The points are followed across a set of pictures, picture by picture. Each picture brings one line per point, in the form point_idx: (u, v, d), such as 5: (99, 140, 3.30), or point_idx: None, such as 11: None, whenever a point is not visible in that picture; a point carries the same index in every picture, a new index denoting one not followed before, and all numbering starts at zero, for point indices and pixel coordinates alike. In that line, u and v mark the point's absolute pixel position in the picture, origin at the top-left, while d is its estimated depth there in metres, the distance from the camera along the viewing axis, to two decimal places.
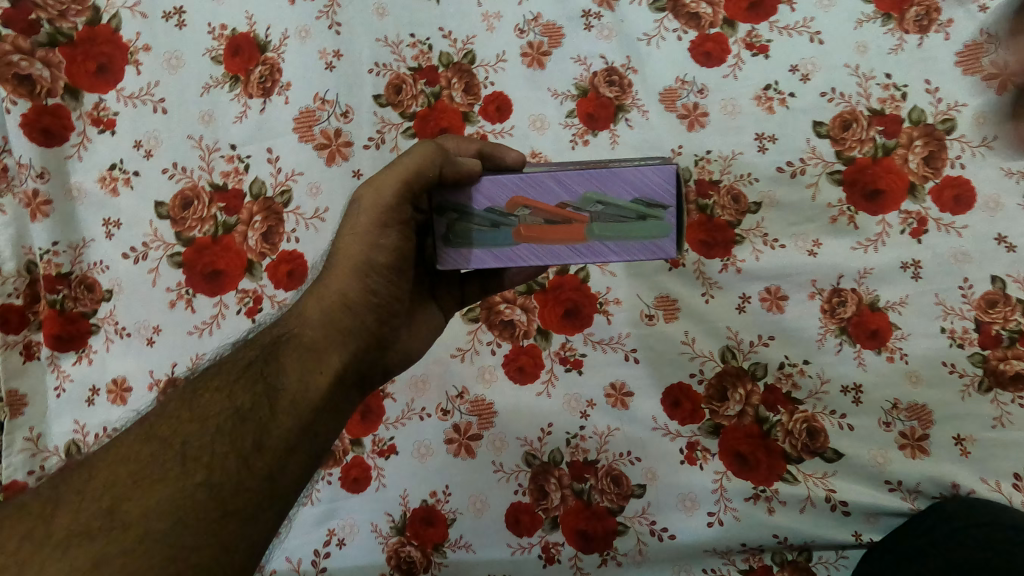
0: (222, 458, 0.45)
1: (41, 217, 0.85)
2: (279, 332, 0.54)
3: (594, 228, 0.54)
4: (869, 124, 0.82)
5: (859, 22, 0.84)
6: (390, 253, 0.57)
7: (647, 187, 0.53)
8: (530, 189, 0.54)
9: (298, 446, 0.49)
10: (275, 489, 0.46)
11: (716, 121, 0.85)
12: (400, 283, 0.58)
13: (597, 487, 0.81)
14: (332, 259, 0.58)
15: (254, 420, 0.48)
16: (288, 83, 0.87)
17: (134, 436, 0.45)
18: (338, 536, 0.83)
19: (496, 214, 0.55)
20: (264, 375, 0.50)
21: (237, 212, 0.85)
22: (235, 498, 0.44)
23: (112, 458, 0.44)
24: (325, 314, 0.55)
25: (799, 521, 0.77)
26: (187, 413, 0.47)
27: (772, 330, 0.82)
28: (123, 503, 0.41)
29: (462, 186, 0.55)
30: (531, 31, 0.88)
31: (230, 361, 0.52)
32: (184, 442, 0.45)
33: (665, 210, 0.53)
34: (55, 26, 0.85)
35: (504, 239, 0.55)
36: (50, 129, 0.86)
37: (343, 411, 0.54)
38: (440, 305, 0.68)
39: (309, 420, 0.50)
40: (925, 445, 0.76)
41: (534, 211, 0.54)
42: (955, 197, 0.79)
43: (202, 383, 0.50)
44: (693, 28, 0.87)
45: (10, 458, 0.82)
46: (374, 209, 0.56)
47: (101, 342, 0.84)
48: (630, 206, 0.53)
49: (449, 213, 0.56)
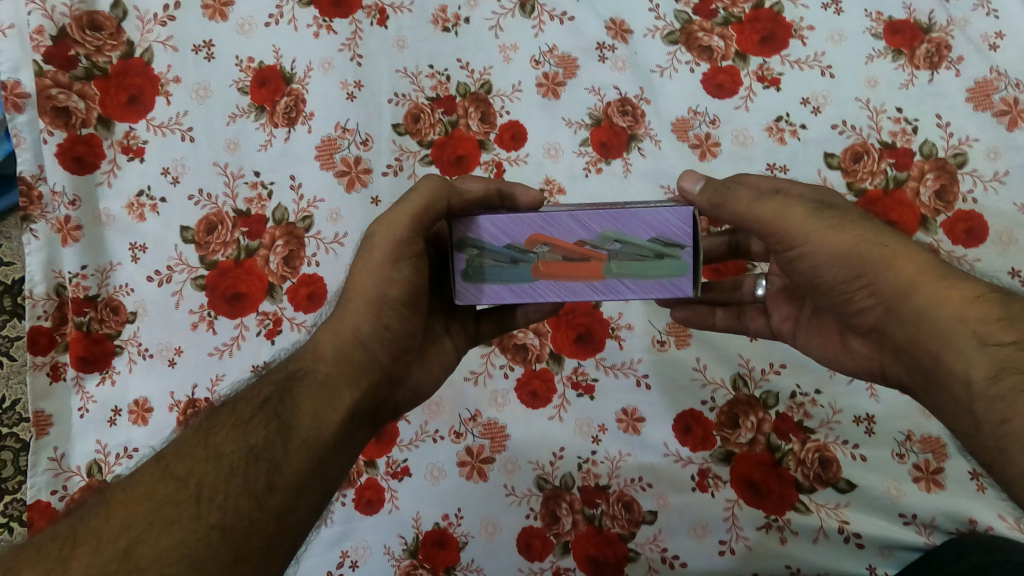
0: (236, 498, 0.46)
1: (72, 241, 0.88)
2: (293, 369, 0.56)
3: (612, 266, 0.56)
4: (880, 156, 0.83)
5: (871, 56, 0.86)
6: (404, 287, 0.58)
7: (666, 228, 0.55)
8: (549, 228, 0.56)
9: (308, 485, 0.50)
10: (285, 529, 0.48)
11: (727, 152, 0.86)
12: (413, 317, 0.60)
13: (609, 513, 0.82)
14: (346, 295, 0.59)
15: (267, 458, 0.49)
16: (312, 112, 0.89)
17: (149, 474, 0.47)
18: (351, 558, 0.83)
19: (516, 250, 0.56)
20: (278, 413, 0.52)
21: (259, 237, 0.87)
22: (248, 539, 0.46)
23: (129, 495, 0.45)
24: (337, 350, 0.57)
25: (811, 552, 0.77)
26: (202, 453, 0.48)
27: (783, 358, 0.83)
28: (140, 544, 0.43)
29: (482, 223, 0.56)
30: (547, 62, 0.91)
31: (244, 398, 0.53)
32: (199, 481, 0.47)
33: (682, 249, 0.55)
34: (91, 60, 0.89)
35: (524, 276, 0.57)
36: (83, 158, 0.88)
37: (353, 448, 0.56)
38: (451, 337, 0.68)
39: (321, 458, 0.52)
40: (940, 478, 0.77)
41: (553, 248, 0.56)
42: (967, 230, 0.80)
43: (216, 420, 0.51)
44: (705, 61, 0.89)
45: (35, 477, 0.84)
46: (387, 243, 0.58)
47: (124, 362, 0.86)
48: (647, 245, 0.55)
49: (470, 249, 0.57)
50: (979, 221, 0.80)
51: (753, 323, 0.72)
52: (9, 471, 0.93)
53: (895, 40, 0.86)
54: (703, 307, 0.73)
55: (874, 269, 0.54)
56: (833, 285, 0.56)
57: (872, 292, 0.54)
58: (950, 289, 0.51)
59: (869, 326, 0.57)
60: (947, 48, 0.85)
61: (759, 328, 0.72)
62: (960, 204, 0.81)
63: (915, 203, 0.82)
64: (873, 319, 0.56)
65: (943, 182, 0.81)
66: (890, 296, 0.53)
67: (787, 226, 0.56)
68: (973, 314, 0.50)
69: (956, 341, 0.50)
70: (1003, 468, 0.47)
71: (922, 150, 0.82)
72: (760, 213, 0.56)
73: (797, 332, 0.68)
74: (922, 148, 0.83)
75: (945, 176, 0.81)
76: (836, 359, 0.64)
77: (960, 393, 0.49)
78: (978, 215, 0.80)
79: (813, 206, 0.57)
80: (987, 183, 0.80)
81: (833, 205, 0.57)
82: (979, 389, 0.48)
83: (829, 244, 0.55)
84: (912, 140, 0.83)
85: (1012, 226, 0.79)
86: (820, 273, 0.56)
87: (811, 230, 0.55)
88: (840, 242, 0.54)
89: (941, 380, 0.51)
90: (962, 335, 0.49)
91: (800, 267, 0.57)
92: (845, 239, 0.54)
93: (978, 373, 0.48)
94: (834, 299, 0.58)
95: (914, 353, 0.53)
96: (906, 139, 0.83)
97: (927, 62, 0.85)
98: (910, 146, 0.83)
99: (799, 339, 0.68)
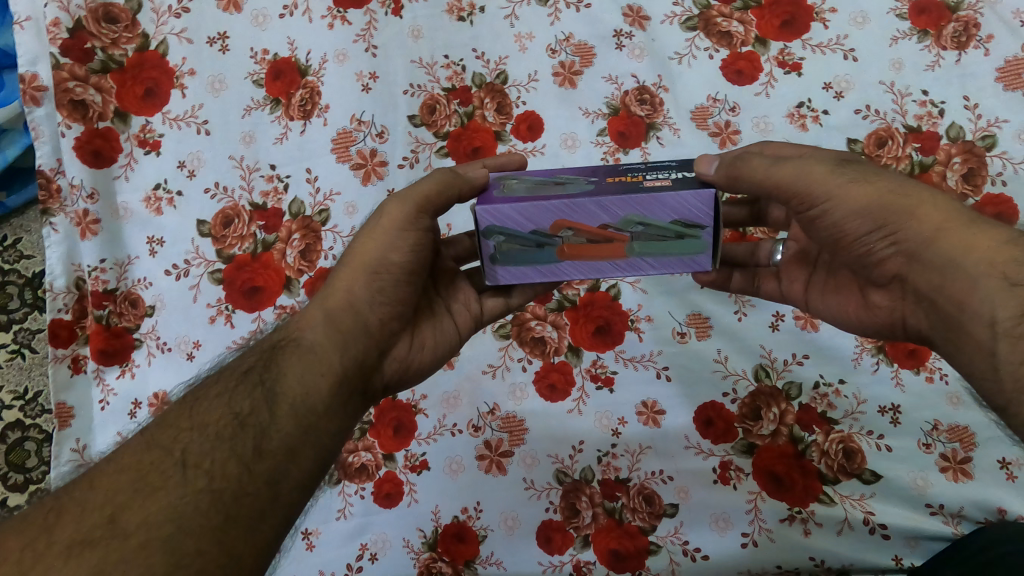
0: (223, 463, 0.47)
1: (91, 235, 0.88)
2: (280, 338, 0.56)
3: (635, 246, 0.56)
4: (905, 141, 0.81)
5: (895, 39, 0.84)
6: (406, 253, 0.59)
7: (688, 212, 0.54)
8: (573, 213, 0.54)
9: (300, 449, 0.50)
10: (277, 492, 0.48)
11: (748, 139, 0.85)
12: (412, 282, 0.60)
13: (630, 506, 0.81)
14: (347, 259, 0.61)
15: (254, 424, 0.49)
16: (327, 105, 0.89)
17: (134, 445, 0.47)
18: (370, 551, 0.83)
19: (541, 235, 0.56)
20: (264, 381, 0.52)
21: (276, 230, 0.87)
22: (237, 503, 0.45)
23: (114, 466, 0.46)
24: (328, 318, 0.57)
25: (836, 544, 0.76)
26: (187, 422, 0.49)
27: (807, 349, 0.82)
28: (125, 511, 0.43)
29: (505, 213, 0.55)
30: (563, 51, 0.90)
31: (229, 368, 0.53)
32: (183, 449, 0.47)
33: (703, 230, 0.55)
34: (107, 53, 0.89)
35: (549, 258, 0.57)
36: (101, 152, 0.89)
37: (350, 415, 0.55)
38: (454, 316, 0.67)
39: (310, 423, 0.52)
40: (968, 468, 0.75)
41: (578, 232, 0.55)
42: (997, 214, 0.78)
43: (201, 391, 0.51)
44: (725, 47, 0.87)
45: (58, 469, 0.84)
46: (395, 215, 0.59)
47: (144, 355, 0.87)
48: (669, 227, 0.55)
49: (497, 235, 0.56)
50: (1009, 205, 0.78)
51: (766, 285, 0.70)
52: (32, 462, 0.93)
53: (921, 21, 0.84)
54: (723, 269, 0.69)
55: (899, 218, 0.52)
56: (855, 239, 0.54)
57: (895, 242, 0.52)
58: (978, 236, 0.49)
59: (890, 276, 0.55)
60: (975, 27, 0.82)
61: (770, 291, 0.70)
62: (988, 187, 0.79)
63: (943, 187, 0.79)
64: (895, 268, 0.54)
65: (972, 165, 0.79)
66: (915, 245, 0.52)
67: (808, 185, 0.54)
68: (1000, 257, 0.48)
69: (984, 285, 0.48)
70: (1017, 409, 0.47)
71: (948, 134, 0.81)
72: (780, 177, 0.54)
73: (810, 295, 0.66)
74: (949, 131, 0.81)
75: (973, 160, 0.79)
76: (854, 317, 0.62)
77: (982, 334, 0.48)
78: (1007, 198, 0.78)
79: (834, 163, 0.54)
80: (1017, 165, 0.78)
81: (854, 164, 0.55)
82: (1004, 329, 0.47)
83: (850, 199, 0.53)
84: (938, 123, 0.81)
85: None
86: (843, 228, 0.54)
87: (833, 187, 0.53)
88: (863, 196, 0.52)
89: (963, 326, 0.50)
90: (990, 278, 0.48)
91: (822, 225, 0.55)
92: (868, 192, 0.52)
93: (1004, 313, 0.47)
94: (854, 253, 0.56)
95: (936, 303, 0.52)
96: (932, 123, 0.81)
97: (954, 42, 0.82)
98: (936, 130, 0.81)
99: (812, 302, 0.66)
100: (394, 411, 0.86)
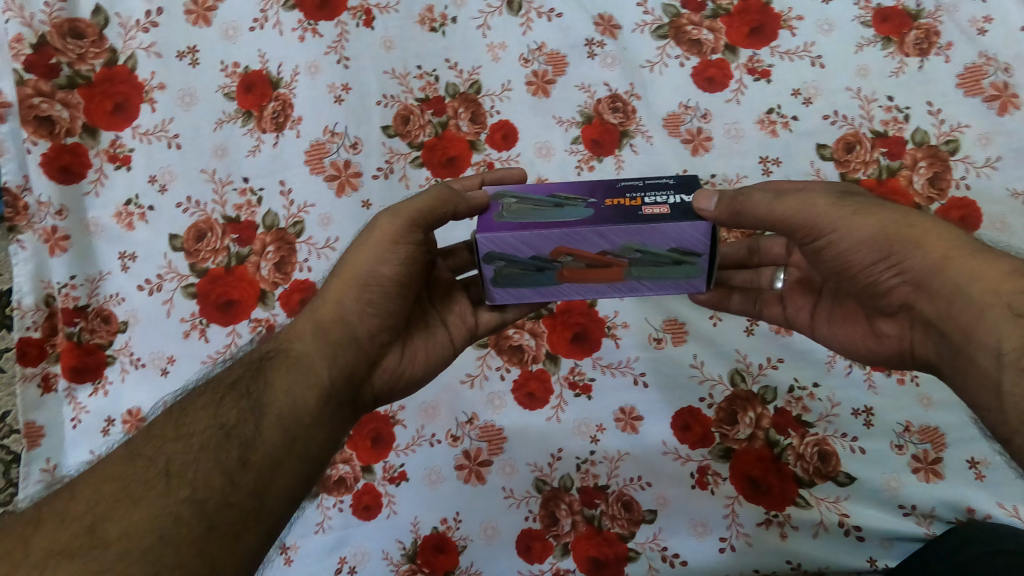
0: (207, 473, 0.46)
1: (60, 251, 0.87)
2: (268, 350, 0.56)
3: (632, 270, 0.57)
4: (873, 146, 0.82)
5: (860, 45, 0.85)
6: (396, 266, 0.59)
7: (685, 241, 0.55)
8: (574, 242, 0.55)
9: (285, 461, 0.50)
10: (261, 504, 0.47)
11: (719, 145, 0.85)
12: (404, 295, 0.60)
13: (608, 513, 0.81)
14: (337, 272, 0.60)
15: (239, 435, 0.49)
16: (300, 117, 0.89)
17: (119, 455, 0.47)
18: (349, 564, 0.82)
19: (541, 260, 0.57)
20: (250, 392, 0.52)
21: (250, 243, 0.86)
22: (220, 513, 0.45)
23: (97, 476, 0.45)
24: (316, 330, 0.57)
25: (812, 546, 0.76)
26: (173, 433, 0.48)
27: (781, 352, 0.82)
28: (105, 522, 0.42)
29: (507, 243, 0.55)
30: (536, 60, 0.90)
31: (217, 379, 0.53)
32: (168, 459, 0.46)
33: (699, 257, 0.56)
34: (74, 68, 0.88)
35: (549, 280, 0.58)
36: (69, 167, 0.88)
37: (337, 427, 0.55)
38: (447, 328, 0.67)
39: (297, 434, 0.51)
40: (939, 468, 0.76)
41: (577, 258, 0.56)
42: (961, 218, 0.79)
43: (188, 402, 0.51)
44: (695, 54, 0.88)
45: (28, 489, 0.83)
46: (386, 228, 0.59)
47: (117, 372, 0.86)
48: (666, 254, 0.56)
49: (498, 261, 0.57)
50: (973, 208, 0.79)
51: (770, 310, 0.70)
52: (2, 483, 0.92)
53: (884, 28, 0.85)
54: (721, 291, 0.71)
55: (902, 247, 0.52)
56: (861, 268, 0.55)
57: (900, 271, 0.53)
58: (983, 264, 0.50)
59: (898, 304, 0.56)
60: (936, 34, 0.84)
61: (774, 315, 0.70)
62: (953, 191, 0.80)
63: (909, 192, 0.80)
64: (902, 297, 0.55)
65: (937, 169, 0.80)
66: (921, 274, 0.52)
67: (813, 217, 0.55)
68: (1006, 286, 0.48)
69: (989, 314, 0.48)
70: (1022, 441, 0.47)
71: (914, 138, 0.82)
72: (784, 211, 0.55)
73: (815, 322, 0.66)
74: (914, 136, 0.82)
75: (938, 163, 0.80)
76: (863, 345, 0.63)
77: (988, 364, 0.48)
78: (972, 202, 0.79)
79: (835, 195, 0.56)
80: (980, 169, 0.80)
81: (855, 195, 0.56)
82: (1009, 359, 0.47)
83: (856, 230, 0.54)
84: (904, 128, 0.82)
85: (1006, 213, 0.78)
86: (849, 259, 0.55)
87: (836, 219, 0.54)
88: (867, 227, 0.53)
89: (969, 354, 0.50)
90: (996, 307, 0.48)
91: (828, 256, 0.57)
92: (872, 223, 0.53)
93: (1010, 343, 0.47)
94: (862, 282, 0.57)
95: (942, 329, 0.52)
96: (898, 128, 0.82)
97: (917, 49, 0.84)
98: (902, 134, 0.82)
99: (818, 329, 0.67)
100: (372, 423, 0.86)
